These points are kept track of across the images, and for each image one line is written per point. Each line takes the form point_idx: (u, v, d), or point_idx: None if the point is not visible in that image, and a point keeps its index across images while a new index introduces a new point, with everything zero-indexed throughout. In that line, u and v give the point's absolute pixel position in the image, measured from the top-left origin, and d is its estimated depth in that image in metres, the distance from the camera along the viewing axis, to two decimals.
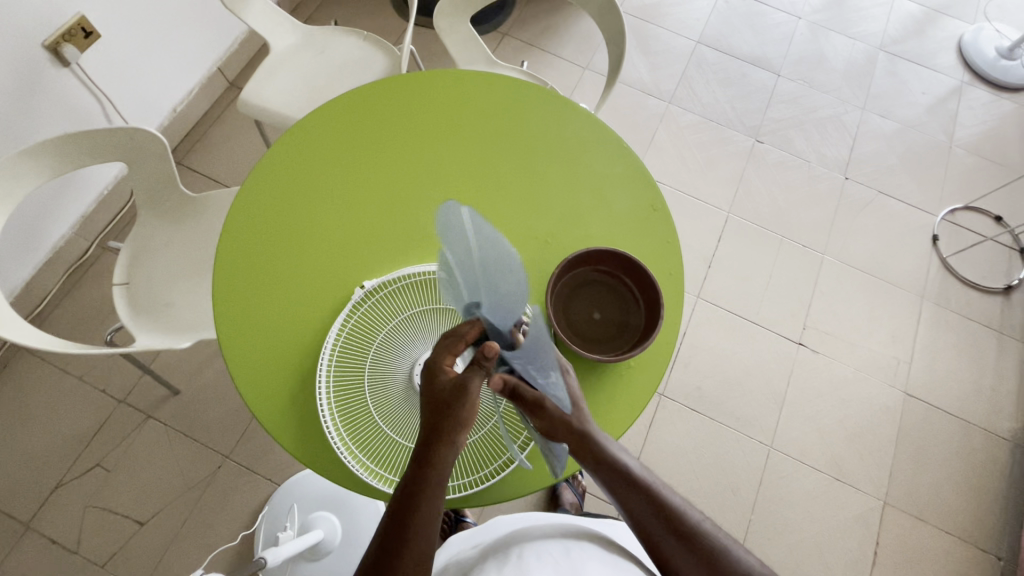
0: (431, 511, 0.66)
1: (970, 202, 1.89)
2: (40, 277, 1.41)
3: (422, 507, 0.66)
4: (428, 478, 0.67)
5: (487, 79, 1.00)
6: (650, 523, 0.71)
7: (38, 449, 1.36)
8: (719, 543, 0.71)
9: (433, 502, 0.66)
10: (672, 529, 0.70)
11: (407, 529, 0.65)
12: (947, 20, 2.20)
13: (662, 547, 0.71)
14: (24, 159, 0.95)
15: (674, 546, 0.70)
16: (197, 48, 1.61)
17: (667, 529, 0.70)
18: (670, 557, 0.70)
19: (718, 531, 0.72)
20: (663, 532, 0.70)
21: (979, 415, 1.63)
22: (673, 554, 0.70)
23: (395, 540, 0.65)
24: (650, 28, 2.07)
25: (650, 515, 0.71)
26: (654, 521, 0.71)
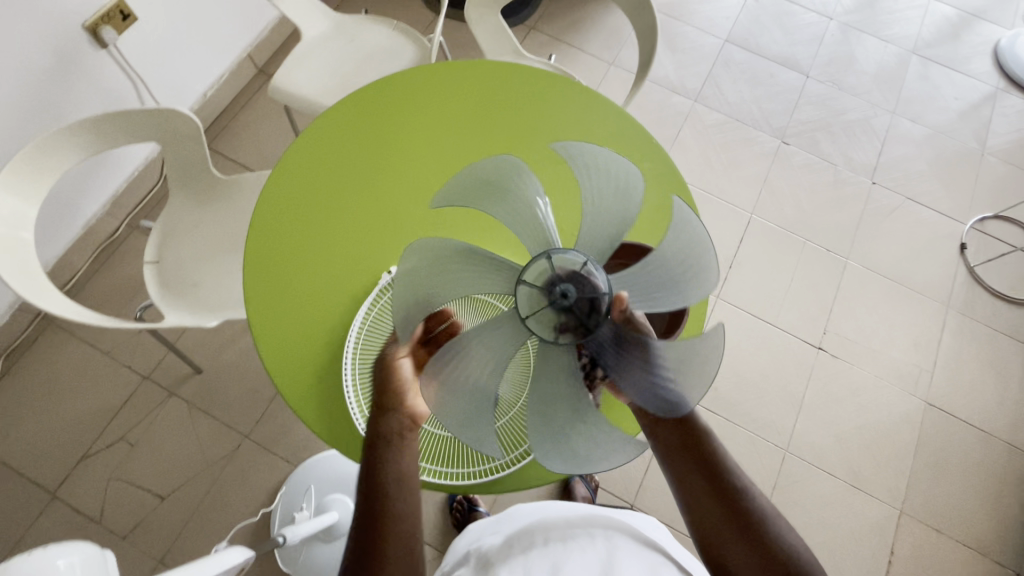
0: (400, 465, 0.70)
1: (1000, 211, 1.85)
2: (72, 253, 1.45)
3: (387, 465, 0.70)
4: (380, 440, 0.71)
5: (515, 70, 1.00)
6: (698, 493, 0.70)
7: (64, 421, 1.40)
8: (772, 528, 0.69)
9: (396, 457, 0.70)
10: (714, 488, 0.69)
11: (378, 489, 0.68)
12: (983, 24, 2.15)
13: (699, 505, 0.70)
14: (64, 136, 0.98)
15: (712, 506, 0.69)
16: (229, 33, 1.63)
17: (710, 487, 0.70)
18: (705, 516, 0.70)
19: (774, 516, 0.70)
20: (704, 489, 0.70)
21: (1001, 427, 1.60)
22: (707, 513, 0.69)
23: (371, 504, 0.67)
24: (678, 26, 2.05)
25: (693, 472, 0.70)
26: (704, 496, 0.70)
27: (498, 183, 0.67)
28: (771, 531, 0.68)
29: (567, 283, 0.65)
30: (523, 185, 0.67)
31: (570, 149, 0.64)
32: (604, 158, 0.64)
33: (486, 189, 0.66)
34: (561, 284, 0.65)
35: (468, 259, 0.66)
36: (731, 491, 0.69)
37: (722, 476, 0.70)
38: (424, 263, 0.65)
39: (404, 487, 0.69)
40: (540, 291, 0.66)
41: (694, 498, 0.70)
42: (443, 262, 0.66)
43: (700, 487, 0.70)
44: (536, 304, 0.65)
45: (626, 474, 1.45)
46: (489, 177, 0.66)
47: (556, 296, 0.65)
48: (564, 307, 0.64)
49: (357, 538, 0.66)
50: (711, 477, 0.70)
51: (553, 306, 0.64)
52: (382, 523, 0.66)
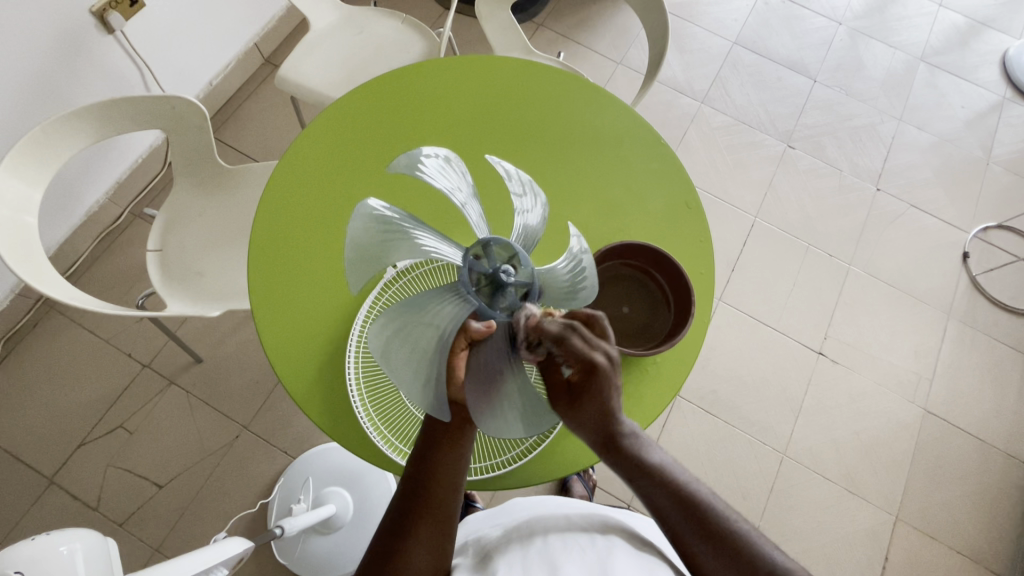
0: (447, 504, 0.68)
1: (1004, 221, 1.85)
2: (74, 240, 1.44)
3: (430, 502, 0.67)
4: (432, 476, 0.68)
5: (523, 67, 1.00)
6: (673, 523, 0.65)
7: (63, 407, 1.40)
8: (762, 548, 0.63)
9: (442, 497, 0.68)
10: (691, 520, 0.64)
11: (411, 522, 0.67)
12: (992, 33, 2.15)
13: (685, 548, 0.65)
14: (70, 122, 0.97)
15: (697, 542, 0.64)
16: (236, 22, 1.62)
17: (687, 520, 0.64)
18: (691, 551, 0.64)
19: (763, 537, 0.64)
20: (681, 522, 0.65)
21: (999, 437, 1.60)
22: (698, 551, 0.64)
23: (399, 530, 0.67)
24: (686, 26, 2.04)
25: (664, 499, 0.65)
26: (680, 523, 0.65)
27: (388, 231, 0.59)
28: (763, 552, 0.62)
29: (493, 261, 0.62)
30: (397, 226, 0.59)
31: (404, 165, 0.60)
32: (433, 167, 0.62)
33: (374, 253, 0.58)
34: (490, 265, 0.62)
35: (429, 311, 0.57)
36: (712, 522, 0.64)
37: (696, 507, 0.65)
38: (399, 349, 0.55)
39: (448, 488, 0.68)
40: (480, 289, 0.61)
41: (670, 530, 0.66)
42: (411, 340, 0.56)
43: (677, 520, 0.65)
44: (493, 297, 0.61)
45: None
46: (368, 243, 0.57)
47: (498, 278, 0.61)
48: (510, 285, 0.61)
49: (391, 520, 0.68)
50: (686, 510, 0.65)
51: (497, 291, 0.61)
52: (416, 519, 0.67)
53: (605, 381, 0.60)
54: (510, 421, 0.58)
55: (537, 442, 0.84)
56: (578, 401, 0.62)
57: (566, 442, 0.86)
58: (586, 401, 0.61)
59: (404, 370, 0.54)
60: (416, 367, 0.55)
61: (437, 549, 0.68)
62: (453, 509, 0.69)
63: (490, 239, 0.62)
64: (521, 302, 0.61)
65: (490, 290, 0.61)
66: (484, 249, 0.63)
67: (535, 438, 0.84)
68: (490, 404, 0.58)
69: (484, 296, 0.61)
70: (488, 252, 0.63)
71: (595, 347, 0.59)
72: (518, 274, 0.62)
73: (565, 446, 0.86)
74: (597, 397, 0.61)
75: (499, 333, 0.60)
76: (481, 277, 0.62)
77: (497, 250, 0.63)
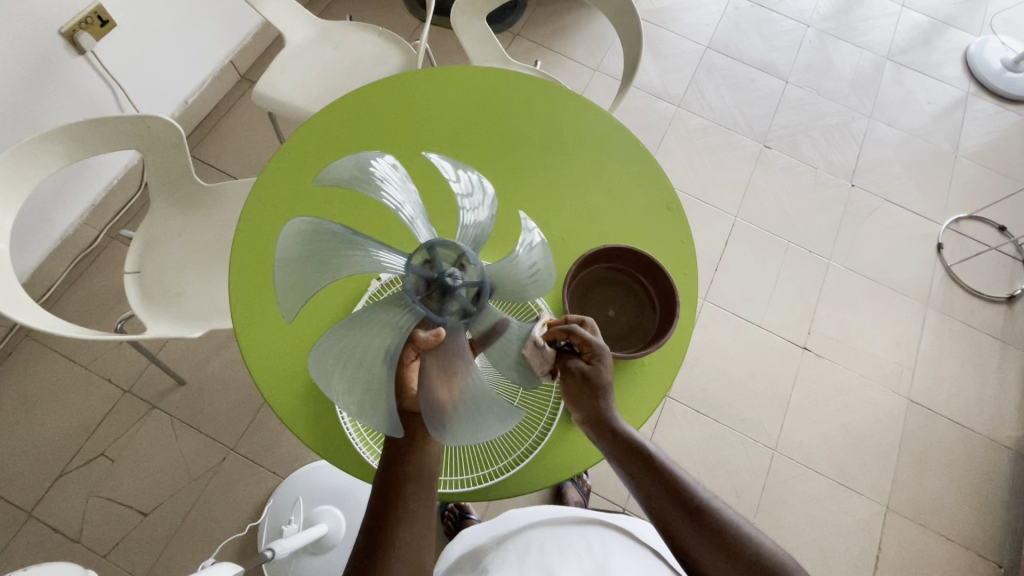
0: (423, 503, 0.67)
1: (974, 212, 1.90)
2: (49, 264, 1.41)
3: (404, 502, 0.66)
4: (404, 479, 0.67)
5: (501, 77, 1.01)
6: (661, 506, 0.68)
7: (41, 437, 1.36)
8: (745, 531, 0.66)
9: (418, 498, 0.66)
10: (676, 499, 0.68)
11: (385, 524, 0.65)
12: (953, 31, 2.22)
13: (673, 528, 0.67)
14: (41, 144, 0.95)
15: (680, 521, 0.67)
16: (211, 40, 1.61)
17: (678, 508, 0.67)
18: (674, 528, 0.67)
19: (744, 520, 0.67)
20: (667, 501, 0.68)
21: (981, 423, 1.64)
22: (682, 529, 0.67)
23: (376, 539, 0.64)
24: (660, 32, 2.08)
25: (653, 483, 0.69)
26: (668, 505, 0.68)
27: (322, 249, 0.55)
28: (746, 534, 0.66)
29: (439, 265, 0.58)
30: (331, 241, 0.55)
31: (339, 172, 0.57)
32: (373, 176, 0.59)
33: (308, 270, 0.55)
34: (436, 269, 0.57)
35: (373, 329, 0.54)
36: (698, 508, 0.67)
37: (681, 491, 0.68)
38: (337, 372, 0.51)
39: (423, 487, 0.67)
40: (426, 297, 0.57)
41: (657, 513, 0.69)
42: (354, 349, 0.52)
43: (669, 510, 0.67)
44: (442, 305, 0.57)
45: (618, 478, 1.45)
46: (306, 246, 0.54)
47: (444, 281, 0.57)
48: (458, 287, 0.57)
49: (369, 533, 0.65)
50: (672, 495, 0.68)
51: (445, 296, 0.57)
52: (394, 524, 0.65)
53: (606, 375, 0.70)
54: (479, 417, 0.52)
55: (533, 445, 0.84)
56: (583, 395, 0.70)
57: (562, 448, 0.85)
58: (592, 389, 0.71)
59: (347, 387, 0.51)
60: (360, 376, 0.52)
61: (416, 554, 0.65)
62: (429, 516, 0.67)
63: (434, 242, 0.58)
64: (476, 303, 0.58)
65: (437, 295, 0.57)
66: (430, 254, 0.58)
67: (527, 444, 0.84)
68: (455, 405, 0.53)
69: (432, 303, 0.57)
70: (434, 256, 0.58)
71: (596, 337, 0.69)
72: (468, 275, 0.58)
73: (560, 452, 0.85)
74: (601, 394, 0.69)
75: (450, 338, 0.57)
76: (427, 283, 0.57)
77: (444, 253, 0.58)
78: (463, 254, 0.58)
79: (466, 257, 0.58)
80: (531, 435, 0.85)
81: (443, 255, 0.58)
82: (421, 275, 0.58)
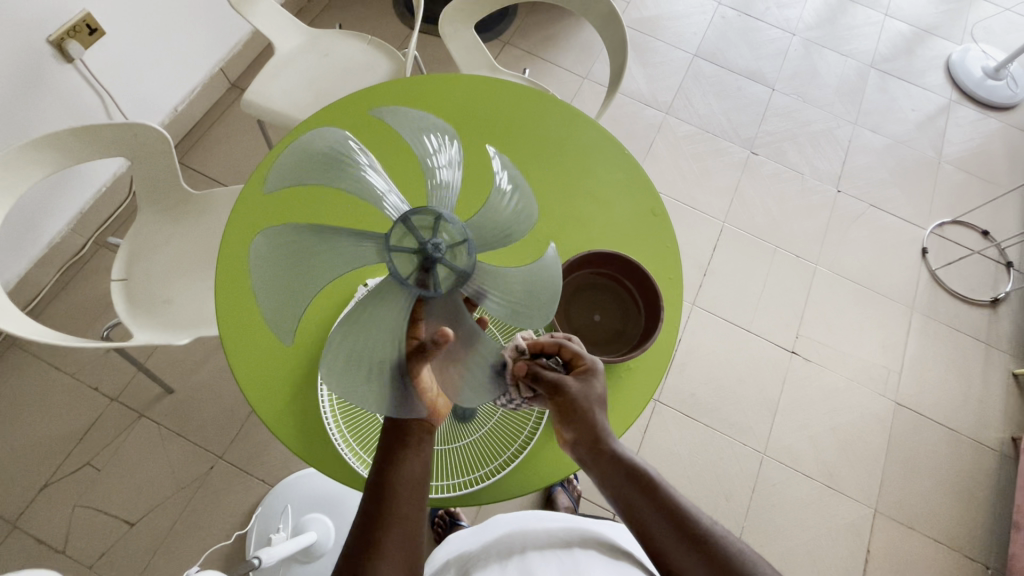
0: (414, 506, 0.67)
1: (958, 217, 1.93)
2: (36, 272, 1.40)
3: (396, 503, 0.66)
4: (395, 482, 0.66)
5: (486, 83, 1.02)
6: (652, 528, 0.67)
7: (26, 447, 1.34)
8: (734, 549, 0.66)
9: (409, 502, 0.66)
10: (677, 529, 0.66)
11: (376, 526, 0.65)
12: (936, 40, 2.26)
13: (662, 548, 0.66)
14: (27, 152, 0.95)
15: (679, 554, 0.65)
16: (200, 48, 1.62)
17: (668, 526, 0.66)
18: (672, 559, 0.66)
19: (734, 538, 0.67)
20: (666, 532, 0.66)
21: (967, 425, 1.65)
22: (680, 560, 0.65)
23: (367, 541, 0.64)
24: (648, 41, 2.11)
25: (643, 502, 0.68)
26: (658, 524, 0.67)
27: (334, 159, 0.58)
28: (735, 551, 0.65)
29: (425, 236, 0.59)
30: (345, 159, 0.59)
31: (398, 117, 0.62)
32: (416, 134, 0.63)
33: (313, 167, 0.57)
34: (423, 240, 0.59)
35: (335, 245, 0.58)
36: (690, 528, 0.66)
37: (680, 516, 0.67)
38: (282, 255, 0.55)
39: (414, 491, 0.67)
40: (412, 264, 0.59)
41: (647, 534, 0.67)
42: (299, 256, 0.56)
43: (659, 530, 0.66)
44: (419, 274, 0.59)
45: None
46: (313, 151, 0.57)
47: (428, 251, 0.58)
48: (440, 268, 0.59)
49: (356, 536, 0.65)
50: (675, 525, 0.66)
51: (429, 271, 0.59)
52: (384, 527, 0.65)
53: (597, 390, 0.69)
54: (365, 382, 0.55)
55: (520, 449, 0.84)
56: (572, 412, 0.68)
57: (549, 452, 0.85)
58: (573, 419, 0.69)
59: (282, 276, 0.55)
60: (286, 277, 0.55)
61: (406, 559, 0.64)
62: (420, 522, 0.67)
63: (444, 214, 0.60)
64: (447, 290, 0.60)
65: (421, 267, 0.59)
66: (434, 227, 0.60)
67: (514, 448, 0.84)
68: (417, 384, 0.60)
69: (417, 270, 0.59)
70: (436, 231, 0.60)
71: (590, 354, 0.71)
72: (456, 261, 0.60)
73: (548, 456, 0.85)
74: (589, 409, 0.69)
75: (397, 294, 0.59)
76: (416, 250, 0.59)
77: (446, 232, 0.60)
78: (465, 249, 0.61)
79: (467, 253, 0.60)
80: (518, 439, 0.85)
81: (449, 234, 0.60)
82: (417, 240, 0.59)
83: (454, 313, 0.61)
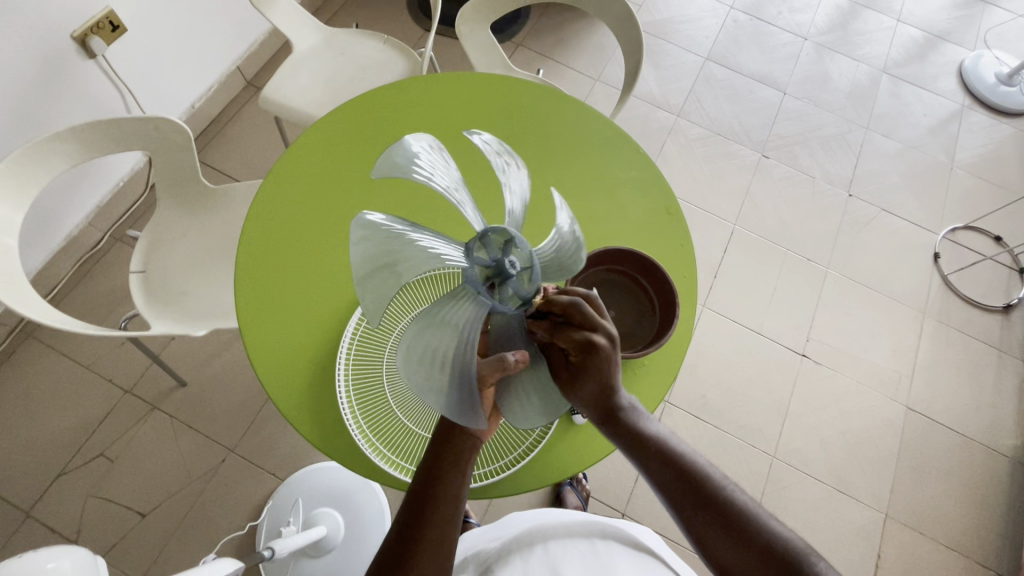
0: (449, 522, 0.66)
1: (971, 222, 1.92)
2: (54, 264, 1.42)
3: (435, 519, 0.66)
4: (435, 499, 0.66)
5: (502, 82, 1.03)
6: (683, 505, 0.68)
7: (41, 437, 1.36)
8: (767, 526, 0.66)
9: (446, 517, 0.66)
10: (718, 522, 0.66)
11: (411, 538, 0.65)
12: (948, 45, 2.26)
13: (694, 525, 0.67)
14: (52, 144, 0.97)
15: (705, 520, 0.66)
16: (218, 46, 1.64)
17: (696, 503, 0.67)
18: (716, 554, 0.66)
19: (765, 515, 0.67)
20: (707, 528, 0.66)
21: (979, 431, 1.64)
22: (724, 555, 0.65)
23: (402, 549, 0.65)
24: (660, 44, 2.12)
25: (674, 483, 0.69)
26: (686, 502, 0.68)
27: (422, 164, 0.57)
28: (767, 528, 0.65)
29: (492, 252, 0.56)
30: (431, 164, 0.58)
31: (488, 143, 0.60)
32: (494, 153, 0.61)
33: (401, 167, 0.56)
34: (490, 256, 0.56)
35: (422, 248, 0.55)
36: (719, 505, 0.67)
37: (708, 491, 0.68)
38: (372, 251, 0.52)
39: (451, 507, 0.67)
40: (484, 283, 0.57)
41: (681, 513, 0.68)
42: (394, 248, 0.53)
43: (689, 507, 0.67)
44: (490, 291, 0.57)
45: (617, 483, 1.45)
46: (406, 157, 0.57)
47: (503, 268, 0.56)
48: (512, 280, 0.56)
49: (393, 540, 0.66)
50: (698, 495, 0.67)
51: (502, 286, 0.57)
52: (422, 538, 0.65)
53: (607, 358, 0.63)
54: (440, 388, 0.52)
55: (534, 443, 0.84)
56: (579, 379, 0.65)
57: (563, 445, 0.86)
58: (587, 379, 0.65)
59: (373, 278, 0.52)
60: (378, 275, 0.53)
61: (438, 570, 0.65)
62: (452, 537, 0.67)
63: (517, 237, 0.56)
64: (513, 310, 0.58)
65: (491, 282, 0.57)
66: (505, 242, 0.56)
67: (528, 443, 0.84)
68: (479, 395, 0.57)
69: (490, 291, 0.57)
70: (506, 249, 0.56)
71: (600, 325, 0.63)
72: (523, 280, 0.57)
73: (561, 450, 0.86)
74: (597, 374, 0.64)
75: (469, 304, 0.56)
76: (486, 268, 0.57)
77: (516, 253, 0.56)
78: (531, 272, 0.57)
79: (533, 274, 0.57)
80: (531, 434, 0.85)
81: (520, 254, 0.56)
82: (490, 258, 0.56)
83: (511, 334, 0.60)
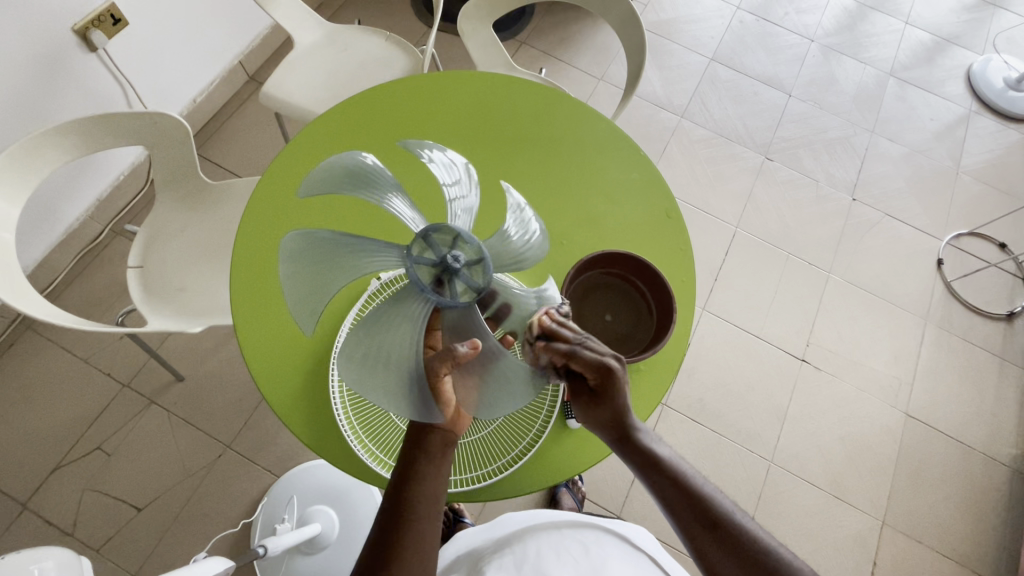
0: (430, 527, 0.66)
1: (975, 228, 1.91)
2: (53, 258, 1.42)
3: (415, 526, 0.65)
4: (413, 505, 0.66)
5: (502, 81, 1.03)
6: (688, 523, 0.67)
7: (39, 429, 1.36)
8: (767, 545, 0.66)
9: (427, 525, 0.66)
10: (708, 525, 0.66)
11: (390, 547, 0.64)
12: (956, 49, 2.23)
13: (697, 542, 0.67)
14: (50, 137, 0.97)
15: (706, 537, 0.66)
16: (221, 40, 1.64)
17: (700, 519, 0.67)
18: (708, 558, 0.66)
19: (766, 533, 0.67)
20: (701, 530, 0.67)
21: (979, 439, 1.63)
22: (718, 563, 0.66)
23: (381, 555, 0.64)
24: (665, 44, 2.10)
25: (679, 499, 0.68)
26: (691, 519, 0.67)
27: (358, 175, 0.61)
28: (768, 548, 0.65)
29: (438, 250, 0.60)
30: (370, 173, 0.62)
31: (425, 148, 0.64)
32: (436, 160, 0.64)
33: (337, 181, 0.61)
34: (436, 254, 0.59)
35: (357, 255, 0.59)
36: (721, 522, 0.67)
37: (710, 509, 0.67)
38: (303, 259, 0.58)
39: (430, 515, 0.67)
40: (430, 281, 0.59)
41: (686, 530, 0.67)
42: (328, 257, 0.59)
43: (695, 525, 0.67)
44: (435, 287, 0.59)
45: (613, 484, 1.45)
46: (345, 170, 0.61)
47: (447, 263, 0.58)
48: (459, 273, 0.59)
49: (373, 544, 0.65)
50: (701, 512, 0.67)
51: (450, 281, 0.59)
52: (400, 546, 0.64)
53: (619, 383, 0.65)
54: (383, 387, 0.55)
55: (531, 442, 0.84)
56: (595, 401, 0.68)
57: (559, 446, 0.86)
58: (603, 402, 0.67)
59: (306, 284, 0.58)
60: (312, 282, 0.58)
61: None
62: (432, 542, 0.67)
63: (463, 233, 0.60)
64: (465, 303, 0.59)
65: (437, 278, 0.59)
66: (452, 243, 0.60)
67: (524, 444, 0.84)
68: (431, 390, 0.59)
69: (437, 288, 0.59)
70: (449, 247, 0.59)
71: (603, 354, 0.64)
72: (469, 275, 0.59)
73: (558, 452, 0.86)
74: (612, 398, 0.66)
75: (415, 303, 0.59)
76: (432, 266, 0.59)
77: (462, 250, 0.59)
78: (478, 265, 0.59)
79: (483, 267, 0.59)
80: (528, 434, 0.85)
81: (467, 249, 0.60)
82: (434, 256, 0.59)
83: (467, 323, 0.59)
